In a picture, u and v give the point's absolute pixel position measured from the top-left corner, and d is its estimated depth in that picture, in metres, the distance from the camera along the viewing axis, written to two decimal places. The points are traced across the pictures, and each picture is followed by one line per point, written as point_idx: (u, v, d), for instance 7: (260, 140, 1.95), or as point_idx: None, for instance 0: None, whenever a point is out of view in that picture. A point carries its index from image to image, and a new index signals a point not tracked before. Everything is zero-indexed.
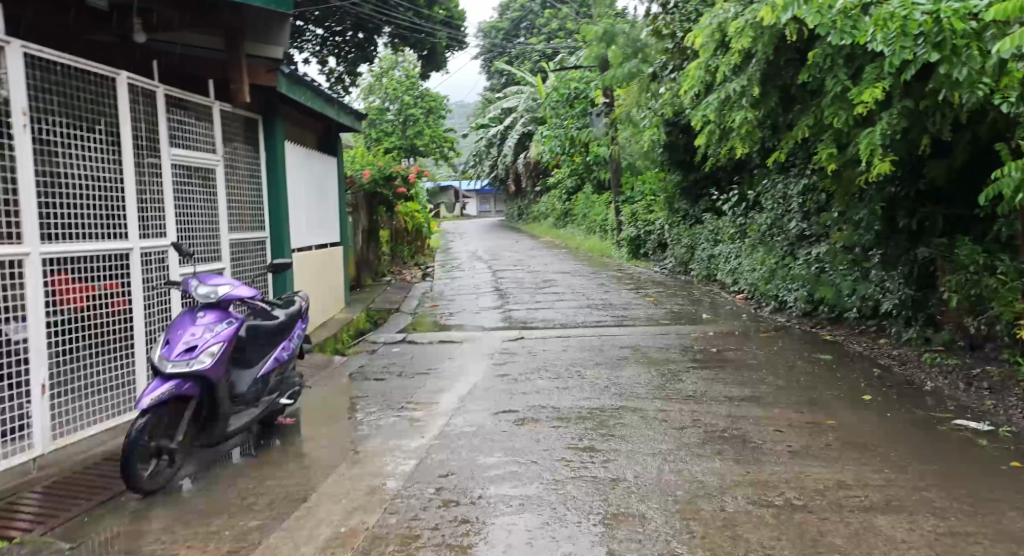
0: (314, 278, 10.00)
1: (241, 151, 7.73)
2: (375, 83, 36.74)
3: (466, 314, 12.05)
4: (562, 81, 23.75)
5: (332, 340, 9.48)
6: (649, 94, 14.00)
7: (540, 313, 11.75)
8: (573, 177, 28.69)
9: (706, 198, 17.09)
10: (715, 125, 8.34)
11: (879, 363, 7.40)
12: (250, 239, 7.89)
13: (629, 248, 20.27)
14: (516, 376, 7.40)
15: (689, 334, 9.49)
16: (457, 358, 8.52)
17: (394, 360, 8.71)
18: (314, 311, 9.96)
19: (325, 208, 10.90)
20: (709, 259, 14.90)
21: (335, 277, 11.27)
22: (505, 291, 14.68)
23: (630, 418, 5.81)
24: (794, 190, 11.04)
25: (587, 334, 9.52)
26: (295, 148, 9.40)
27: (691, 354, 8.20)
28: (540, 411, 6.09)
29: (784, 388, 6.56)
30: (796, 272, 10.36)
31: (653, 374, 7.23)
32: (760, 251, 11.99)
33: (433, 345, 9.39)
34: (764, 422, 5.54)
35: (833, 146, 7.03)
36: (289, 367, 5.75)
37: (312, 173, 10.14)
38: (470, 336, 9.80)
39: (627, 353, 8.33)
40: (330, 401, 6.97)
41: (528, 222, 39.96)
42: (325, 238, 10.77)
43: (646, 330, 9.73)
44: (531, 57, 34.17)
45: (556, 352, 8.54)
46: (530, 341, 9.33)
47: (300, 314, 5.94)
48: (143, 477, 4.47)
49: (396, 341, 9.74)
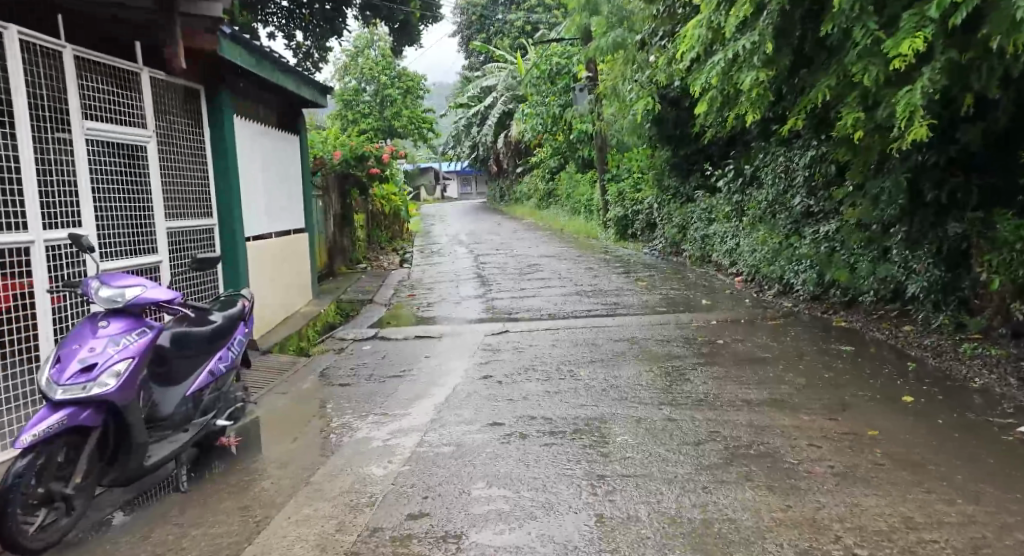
0: (274, 269, 9.04)
1: (179, 127, 6.77)
2: (350, 63, 35.62)
3: (445, 305, 11.12)
4: (545, 55, 22.73)
5: (295, 338, 8.51)
6: (637, 65, 13.09)
7: (526, 302, 10.83)
8: (557, 157, 27.71)
9: (699, 175, 16.19)
10: (719, 88, 7.45)
11: (910, 355, 6.57)
12: (193, 227, 6.92)
13: (617, 229, 19.39)
14: (501, 379, 6.48)
15: (690, 323, 8.62)
16: (434, 357, 7.59)
17: (362, 360, 7.76)
18: (276, 305, 9.03)
19: (288, 192, 9.93)
20: (703, 239, 14.04)
21: (301, 268, 10.32)
22: (487, 278, 13.73)
23: (635, 431, 4.92)
24: (799, 163, 10.15)
25: (578, 327, 8.61)
26: (249, 124, 8.45)
27: (695, 348, 7.35)
28: (529, 423, 5.18)
29: (809, 388, 5.70)
30: (803, 251, 9.51)
31: (656, 374, 6.35)
32: (761, 230, 11.12)
33: (408, 341, 8.46)
34: (795, 433, 4.68)
35: (859, 109, 6.17)
36: (227, 379, 4.80)
37: (270, 152, 9.18)
38: (449, 330, 8.84)
39: (624, 348, 7.45)
40: (286, 412, 6.02)
41: (510, 204, 38.98)
42: (287, 224, 9.81)
43: (642, 319, 8.85)
44: (511, 33, 33.11)
45: (545, 349, 7.62)
46: (516, 335, 8.40)
47: (242, 317, 4.97)
48: (30, 532, 3.61)
49: (368, 337, 8.79)
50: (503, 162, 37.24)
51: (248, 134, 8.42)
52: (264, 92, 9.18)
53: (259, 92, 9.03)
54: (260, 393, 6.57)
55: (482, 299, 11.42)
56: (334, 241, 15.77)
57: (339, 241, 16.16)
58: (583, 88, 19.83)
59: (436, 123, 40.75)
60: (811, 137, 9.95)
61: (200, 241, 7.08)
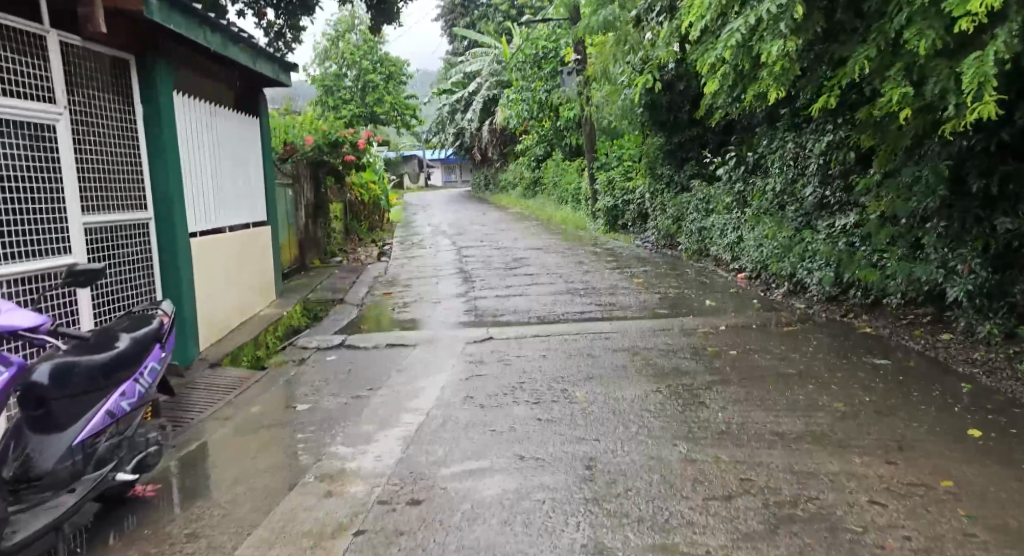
0: (228, 267, 8.00)
1: (99, 102, 5.79)
2: (330, 48, 36.03)
3: (423, 305, 10.12)
4: (531, 39, 21.75)
5: (249, 347, 7.48)
6: (631, 44, 12.14)
7: (510, 302, 9.87)
8: (543, 144, 26.73)
9: (694, 162, 15.27)
10: (735, 62, 6.53)
11: (957, 372, 5.67)
12: (120, 222, 5.93)
13: (606, 220, 18.44)
14: (483, 402, 5.53)
15: (696, 329, 7.69)
16: (406, 371, 6.62)
17: (324, 375, 6.77)
18: (230, 308, 8.01)
19: (244, 181, 8.90)
20: (700, 232, 13.12)
21: (261, 265, 9.30)
22: (469, 274, 12.74)
23: (649, 480, 3.98)
24: (811, 149, 9.23)
25: (569, 333, 7.67)
26: (195, 103, 7.44)
27: (706, 361, 6.41)
28: (518, 466, 4.23)
29: (850, 416, 4.79)
30: (817, 247, 8.60)
31: (667, 397, 5.40)
32: (766, 222, 10.20)
33: (379, 351, 7.48)
34: (849, 483, 3.79)
35: (906, 83, 5.25)
36: (135, 418, 3.81)
37: (221, 136, 8.18)
38: (426, 337, 7.87)
39: (624, 363, 6.52)
40: (224, 446, 5.02)
41: (495, 192, 37.97)
42: (243, 217, 8.79)
43: (641, 324, 7.92)
44: (497, 17, 32.05)
45: (534, 361, 6.68)
46: (500, 343, 7.46)
47: (155, 339, 3.96)
48: None
49: (333, 345, 7.78)
50: (488, 149, 36.22)
51: (195, 115, 7.41)
52: (213, 67, 8.15)
53: (209, 67, 8.03)
54: (198, 420, 5.57)
55: (463, 298, 10.44)
56: (307, 233, 14.73)
57: (312, 233, 15.12)
58: (571, 72, 18.86)
59: (418, 110, 39.64)
60: (827, 121, 9.01)
61: (129, 238, 6.07)
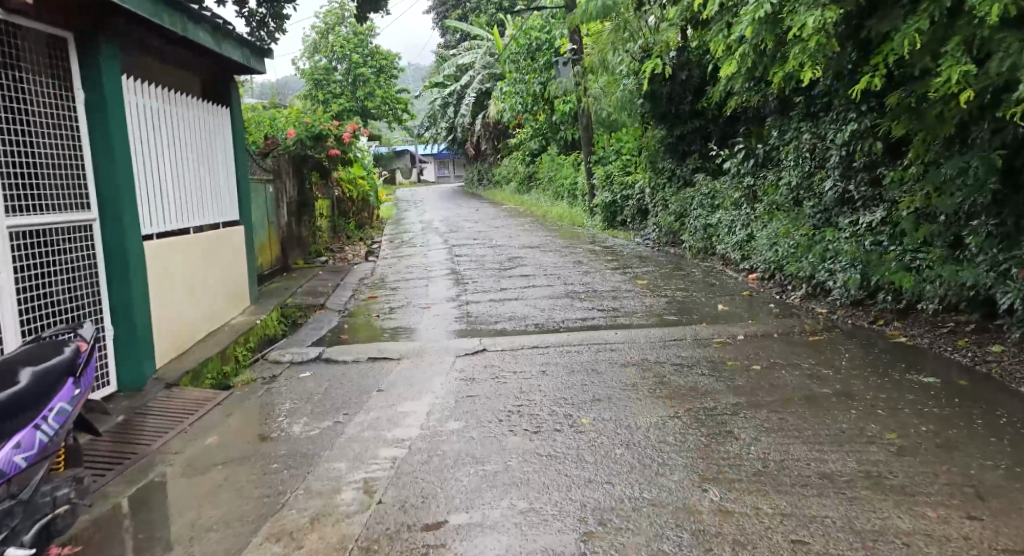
0: (191, 273, 7.24)
1: (30, 89, 5.11)
2: (321, 41, 35.51)
3: (411, 311, 9.38)
4: (525, 30, 20.96)
5: (215, 362, 6.72)
6: (632, 31, 11.43)
7: (506, 307, 9.13)
8: (538, 137, 25.94)
9: (696, 156, 14.54)
10: (760, 38, 5.79)
11: (1018, 392, 4.97)
12: (55, 224, 5.21)
13: (604, 216, 17.75)
14: (477, 432, 4.80)
15: (710, 338, 6.95)
16: (388, 392, 5.89)
17: (295, 396, 6.03)
18: (196, 318, 7.23)
19: (211, 177, 8.14)
20: (705, 229, 12.41)
21: (233, 269, 8.53)
22: (462, 275, 12.00)
23: (680, 544, 3.30)
24: (831, 140, 8.49)
25: (570, 345, 6.93)
26: (151, 89, 6.70)
27: (727, 379, 5.69)
28: (519, 524, 3.53)
29: (908, 449, 4.07)
30: (840, 247, 7.87)
31: (687, 426, 4.66)
32: (780, 220, 9.46)
33: (361, 367, 6.73)
34: (929, 548, 3.13)
35: (967, 60, 4.56)
36: (38, 472, 3.38)
37: (183, 126, 7.42)
38: (411, 349, 7.13)
39: (635, 381, 5.78)
40: (172, 491, 4.28)
41: (488, 188, 37.17)
42: (210, 215, 8.04)
43: (649, 333, 7.18)
44: (489, 9, 31.31)
45: (533, 379, 5.95)
46: (495, 357, 6.73)
47: (67, 373, 3.55)
48: None
49: (309, 359, 7.03)
50: (481, 143, 35.42)
51: (150, 102, 6.66)
52: (173, 51, 7.39)
53: (170, 50, 7.27)
54: (147, 454, 4.88)
55: (454, 302, 9.69)
56: (290, 232, 13.95)
57: (296, 232, 14.37)
58: (567, 62, 18.09)
59: (409, 105, 38.87)
60: (849, 109, 8.26)
61: (69, 242, 5.38)
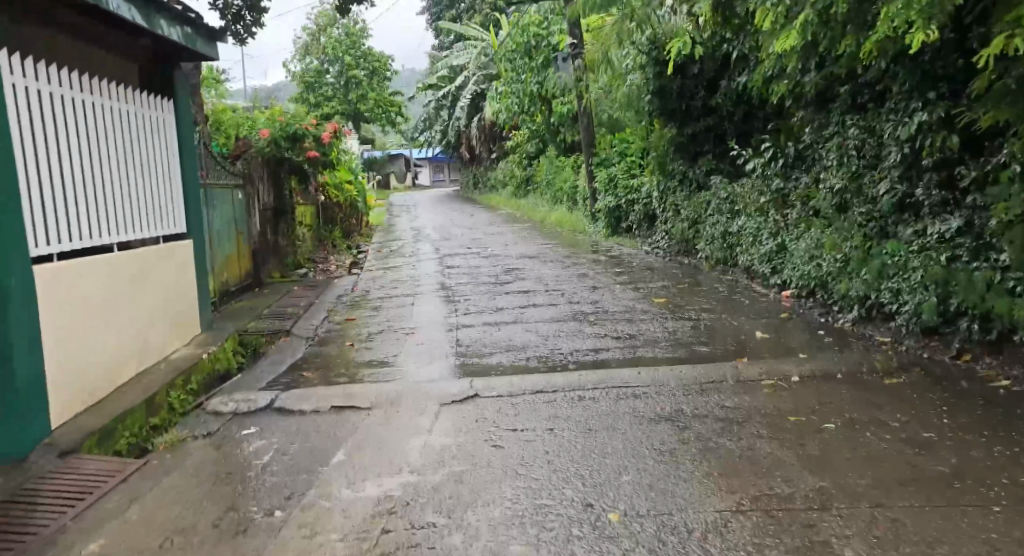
0: (114, 302, 5.90)
1: None
2: (312, 43, 34.35)
3: (391, 338, 7.97)
4: (521, 25, 19.45)
5: (138, 415, 5.36)
6: (635, 26, 10.23)
7: (502, 333, 7.77)
8: (536, 139, 24.56)
9: (710, 157, 13.15)
10: None
11: None
12: None
13: (607, 223, 16.44)
14: (462, 538, 3.50)
15: (757, 381, 5.56)
16: (349, 463, 4.51)
17: (230, 465, 4.65)
18: (119, 357, 5.90)
19: (147, 184, 6.84)
20: (724, 238, 11.07)
21: (179, 290, 7.17)
22: (453, 291, 10.62)
23: None
24: (888, 134, 7.10)
25: (581, 391, 5.58)
26: (54, 71, 5.44)
27: (795, 443, 4.31)
28: None
29: None
30: (906, 262, 6.50)
31: (760, 532, 3.33)
32: (822, 229, 8.08)
33: (322, 419, 5.38)
34: None
35: None
36: None
37: (104, 120, 6.11)
38: (385, 397, 5.72)
39: (672, 449, 4.40)
40: None
41: (484, 191, 35.78)
42: (141, 229, 6.62)
43: (679, 372, 5.82)
44: (483, 9, 30.06)
45: (539, 442, 4.62)
46: (489, 406, 5.37)
47: None
48: None
49: (258, 408, 5.64)
50: (475, 145, 34.04)
51: (51, 88, 5.39)
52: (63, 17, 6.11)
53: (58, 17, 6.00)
54: None
55: (442, 327, 8.30)
56: (264, 241, 12.55)
57: (273, 241, 12.96)
58: (566, 57, 16.80)
59: (402, 108, 37.67)
60: (913, 97, 6.87)
61: None
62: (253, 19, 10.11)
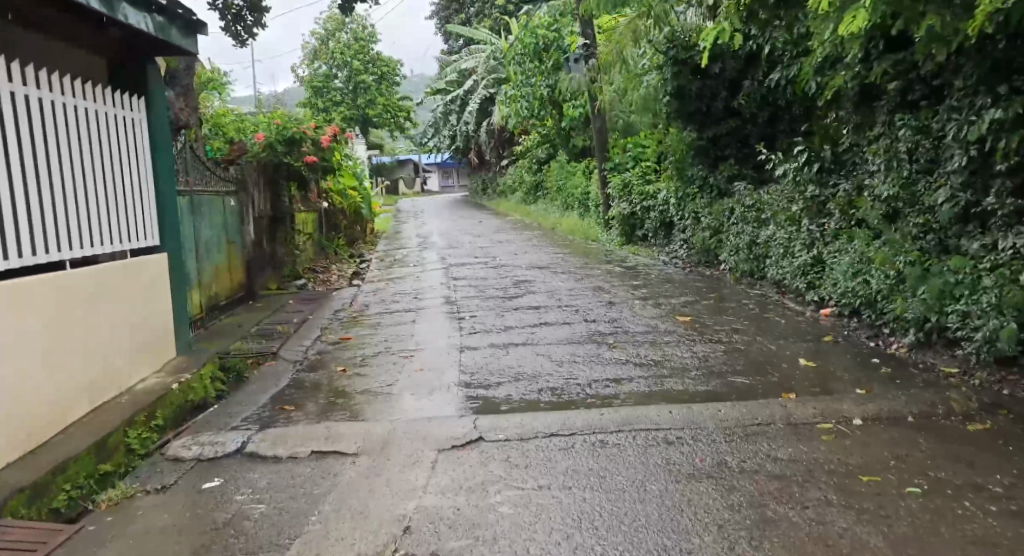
0: (68, 330, 5.12)
1: None
2: (319, 48, 33.67)
3: (387, 362, 7.15)
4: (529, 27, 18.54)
5: (88, 461, 4.55)
6: (650, 26, 9.51)
7: (511, 357, 6.94)
8: (545, 144, 23.77)
9: (733, 161, 12.30)
10: None
11: None
12: None
13: (622, 231, 15.62)
14: None
15: (811, 425, 4.71)
16: (324, 534, 3.72)
17: (180, 535, 3.84)
18: (71, 390, 5.10)
19: (114, 192, 6.05)
20: (750, 248, 10.24)
21: (150, 310, 6.38)
22: (459, 306, 9.80)
23: None
24: (951, 135, 6.26)
25: (604, 434, 4.75)
26: None
27: (873, 516, 3.49)
28: None
29: None
30: (978, 282, 5.65)
31: None
32: (867, 240, 7.20)
33: (300, 468, 4.57)
34: None
35: None
36: None
37: (60, 120, 5.33)
38: (374, 439, 4.90)
39: (721, 519, 3.57)
40: None
41: (492, 197, 35.03)
42: (107, 243, 5.84)
43: (717, 411, 4.99)
44: (492, 12, 29.30)
45: (559, 505, 3.81)
46: (495, 454, 4.55)
47: None
48: None
49: (227, 453, 4.85)
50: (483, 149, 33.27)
51: None
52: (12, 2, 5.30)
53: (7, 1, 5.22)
54: None
55: (445, 349, 7.48)
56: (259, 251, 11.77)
57: (268, 249, 12.16)
58: (578, 58, 15.97)
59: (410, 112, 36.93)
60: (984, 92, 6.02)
61: None
62: (254, 19, 9.20)
